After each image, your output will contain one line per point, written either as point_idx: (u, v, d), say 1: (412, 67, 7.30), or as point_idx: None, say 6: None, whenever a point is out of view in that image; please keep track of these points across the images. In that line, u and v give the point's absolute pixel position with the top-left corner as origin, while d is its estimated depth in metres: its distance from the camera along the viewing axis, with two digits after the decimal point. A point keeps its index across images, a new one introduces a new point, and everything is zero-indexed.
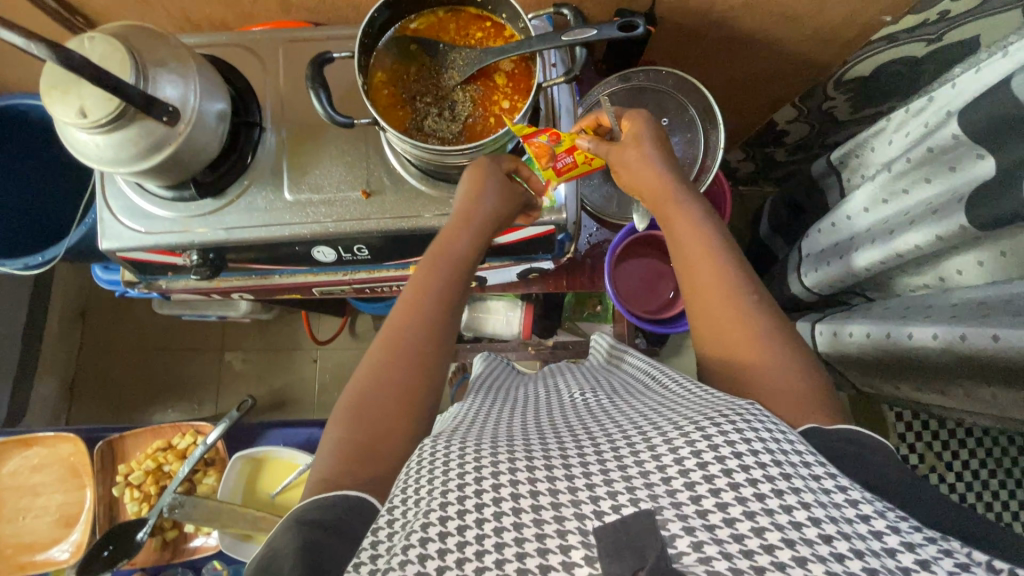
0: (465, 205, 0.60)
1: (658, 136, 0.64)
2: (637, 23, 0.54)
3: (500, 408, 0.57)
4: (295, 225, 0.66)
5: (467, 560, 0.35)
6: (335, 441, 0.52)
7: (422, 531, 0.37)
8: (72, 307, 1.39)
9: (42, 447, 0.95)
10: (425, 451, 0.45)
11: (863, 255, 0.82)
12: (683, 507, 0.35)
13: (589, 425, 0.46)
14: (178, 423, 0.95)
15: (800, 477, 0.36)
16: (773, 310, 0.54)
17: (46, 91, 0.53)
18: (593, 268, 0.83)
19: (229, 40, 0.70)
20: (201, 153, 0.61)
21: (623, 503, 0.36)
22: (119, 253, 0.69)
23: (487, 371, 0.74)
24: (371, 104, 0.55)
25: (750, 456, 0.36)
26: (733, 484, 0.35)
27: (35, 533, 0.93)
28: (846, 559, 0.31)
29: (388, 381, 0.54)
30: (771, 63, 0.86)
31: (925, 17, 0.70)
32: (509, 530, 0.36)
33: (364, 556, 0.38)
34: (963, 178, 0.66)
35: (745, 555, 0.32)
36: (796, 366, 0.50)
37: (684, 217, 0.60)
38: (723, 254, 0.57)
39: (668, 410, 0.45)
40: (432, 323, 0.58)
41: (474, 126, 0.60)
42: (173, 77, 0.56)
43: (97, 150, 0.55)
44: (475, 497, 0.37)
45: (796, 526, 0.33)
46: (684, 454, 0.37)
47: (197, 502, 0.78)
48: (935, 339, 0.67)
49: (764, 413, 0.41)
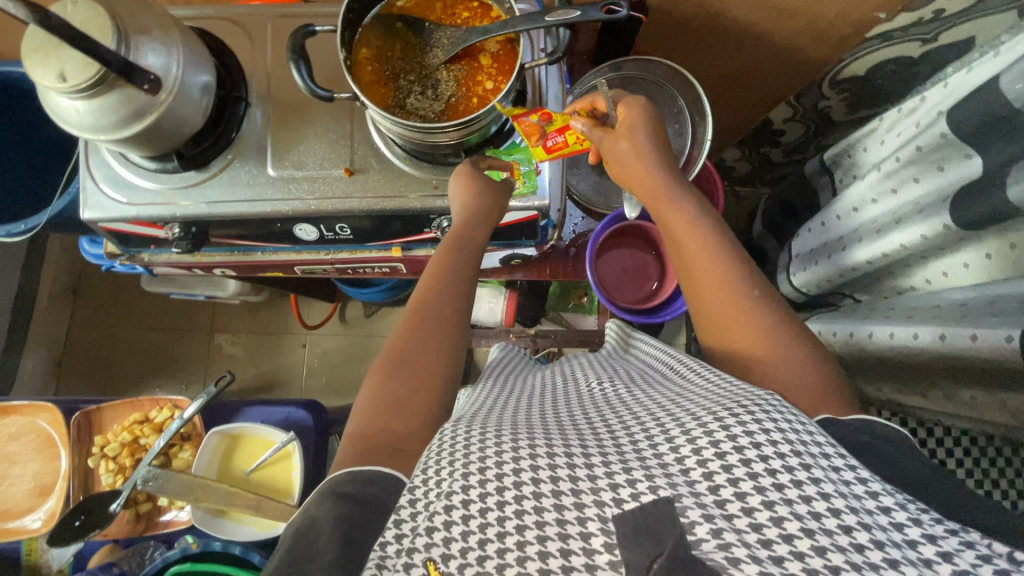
0: (459, 205, 0.62)
1: (653, 124, 0.64)
2: (620, 5, 0.54)
3: (513, 394, 0.57)
4: (277, 201, 0.66)
5: (489, 541, 0.35)
6: (355, 427, 0.51)
7: (445, 513, 0.37)
8: (63, 283, 1.39)
9: (20, 416, 0.95)
10: (445, 434, 0.44)
11: (854, 254, 0.81)
12: (702, 496, 0.34)
13: (606, 415, 0.46)
14: (156, 397, 0.95)
15: (819, 466, 0.34)
16: (775, 303, 0.52)
17: (27, 54, 0.53)
18: (576, 257, 0.83)
19: (214, 13, 0.69)
20: (183, 124, 0.60)
21: (642, 491, 0.35)
22: (101, 224, 0.68)
23: (504, 355, 0.75)
24: (352, 79, 0.55)
25: (768, 445, 0.35)
26: (752, 473, 0.34)
27: (13, 503, 0.93)
28: (867, 551, 0.30)
29: (408, 373, 0.54)
30: (765, 59, 0.86)
31: (922, 14, 0.69)
32: (530, 513, 0.36)
33: (387, 535, 0.39)
34: (949, 177, 0.65)
35: (763, 545, 0.31)
36: (797, 357, 0.49)
37: (679, 206, 0.59)
38: (721, 244, 0.56)
39: (684, 399, 0.44)
40: (445, 312, 0.58)
41: (457, 105, 0.60)
42: (157, 46, 0.56)
43: (77, 117, 0.55)
44: (496, 481, 0.38)
45: (815, 516, 0.32)
46: (702, 444, 0.36)
47: (171, 476, 0.78)
48: (916, 339, 0.67)
49: (785, 404, 0.39)
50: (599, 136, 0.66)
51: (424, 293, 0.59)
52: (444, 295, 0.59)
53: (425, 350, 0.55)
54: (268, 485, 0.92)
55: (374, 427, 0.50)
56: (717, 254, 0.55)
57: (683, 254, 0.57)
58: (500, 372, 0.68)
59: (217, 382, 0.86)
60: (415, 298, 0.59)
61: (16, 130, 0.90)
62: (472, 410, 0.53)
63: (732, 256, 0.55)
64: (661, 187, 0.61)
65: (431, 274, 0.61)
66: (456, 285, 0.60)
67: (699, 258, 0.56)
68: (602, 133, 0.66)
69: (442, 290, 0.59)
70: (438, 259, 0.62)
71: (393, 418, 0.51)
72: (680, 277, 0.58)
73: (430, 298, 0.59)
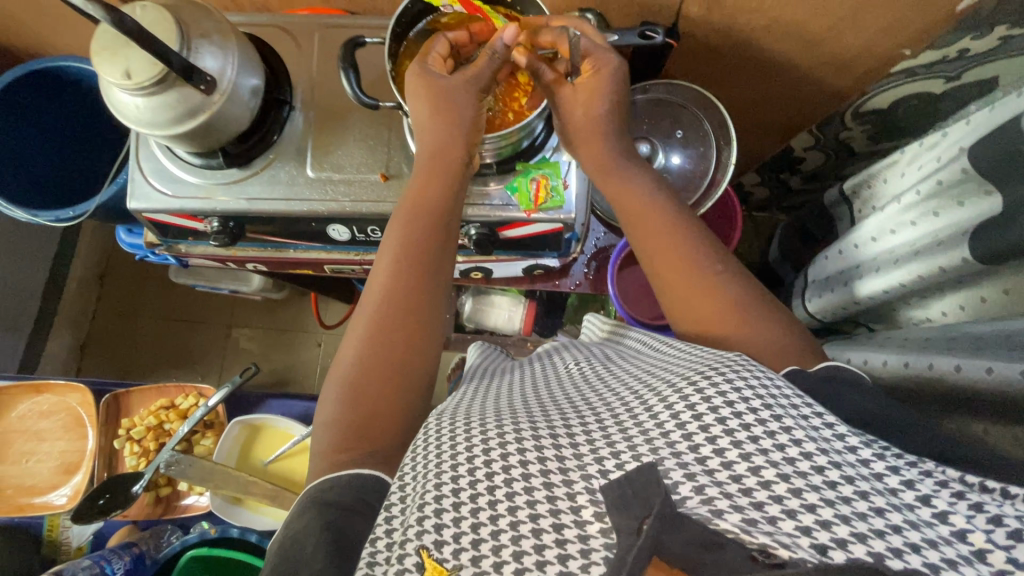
0: (430, 123, 0.61)
1: (617, 88, 0.62)
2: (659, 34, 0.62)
3: (488, 391, 0.63)
4: (314, 201, 0.69)
5: (481, 524, 0.40)
6: (333, 430, 0.53)
7: (435, 502, 0.41)
8: (92, 270, 1.43)
9: (52, 395, 0.98)
10: (430, 428, 0.50)
11: (869, 284, 0.82)
12: (684, 457, 0.39)
13: (589, 399, 0.52)
14: (182, 384, 0.98)
15: (791, 415, 0.40)
16: (739, 279, 0.57)
17: (95, 52, 0.56)
18: (597, 272, 0.85)
19: (268, 21, 0.73)
20: (232, 124, 0.64)
21: (626, 460, 0.40)
22: (145, 214, 0.72)
23: (482, 360, 0.78)
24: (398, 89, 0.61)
25: (741, 403, 0.40)
26: (728, 430, 0.39)
27: (38, 478, 0.96)
28: (839, 486, 0.34)
29: (393, 306, 0.57)
30: (790, 89, 0.88)
31: (946, 52, 0.71)
32: (520, 495, 0.41)
33: (380, 530, 0.43)
34: (968, 212, 0.67)
35: (744, 493, 0.36)
36: (766, 330, 0.53)
37: (638, 185, 0.63)
38: (684, 227, 0.60)
39: (660, 372, 0.50)
40: (423, 265, 0.59)
41: (494, 119, 0.67)
42: (214, 49, 0.60)
43: (136, 112, 0.59)
44: (484, 469, 0.43)
45: (789, 461, 0.36)
46: (681, 410, 0.42)
47: (193, 462, 0.80)
48: (931, 369, 0.67)
49: (754, 363, 0.46)
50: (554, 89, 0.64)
51: (401, 243, 0.60)
52: (425, 221, 0.61)
53: (409, 284, 0.58)
54: (286, 477, 0.93)
55: (370, 388, 0.55)
56: (677, 234, 0.59)
57: (642, 235, 0.61)
58: (479, 376, 0.71)
59: (241, 373, 0.88)
60: (396, 227, 0.60)
61: (82, 131, 0.92)
62: (447, 407, 0.58)
63: (696, 239, 0.59)
64: (612, 167, 0.63)
65: (407, 217, 0.61)
66: (432, 232, 0.61)
67: (661, 238, 0.59)
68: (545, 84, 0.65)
69: (422, 219, 0.61)
70: (412, 202, 0.61)
71: (383, 374, 0.55)
72: (637, 249, 0.61)
73: (412, 225, 0.61)
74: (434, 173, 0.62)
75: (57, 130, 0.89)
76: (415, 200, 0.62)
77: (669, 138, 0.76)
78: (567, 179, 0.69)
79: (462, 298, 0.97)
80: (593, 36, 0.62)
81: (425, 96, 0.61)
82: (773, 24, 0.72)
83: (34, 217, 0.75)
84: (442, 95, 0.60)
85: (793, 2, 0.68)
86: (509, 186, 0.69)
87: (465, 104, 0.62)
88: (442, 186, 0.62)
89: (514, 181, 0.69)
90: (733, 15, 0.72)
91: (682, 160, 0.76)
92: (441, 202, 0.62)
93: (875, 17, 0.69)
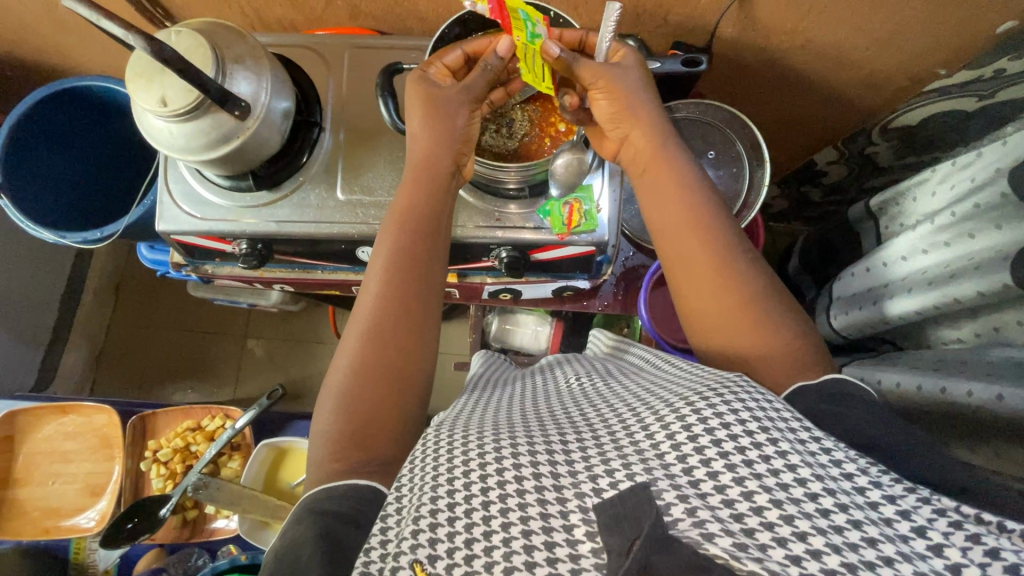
0: (423, 129, 0.61)
1: (646, 85, 0.62)
2: (700, 59, 0.65)
3: (488, 403, 0.62)
4: (343, 224, 0.68)
5: (475, 540, 0.38)
6: (327, 445, 0.52)
7: (431, 517, 0.40)
8: (108, 281, 1.43)
9: (77, 416, 0.99)
10: (429, 439, 0.49)
11: (901, 305, 0.81)
12: (678, 479, 0.39)
13: (587, 414, 0.52)
14: (208, 405, 0.99)
15: (786, 438, 0.40)
16: (767, 292, 0.55)
17: (131, 78, 0.56)
18: (625, 294, 0.84)
19: (296, 41, 0.72)
20: (264, 146, 0.63)
21: (620, 479, 0.40)
22: (174, 236, 0.71)
23: (484, 370, 0.79)
24: (418, 95, 0.61)
25: (737, 425, 0.40)
26: (722, 452, 0.39)
27: (63, 501, 0.96)
28: (831, 514, 0.35)
29: (388, 314, 0.57)
30: (818, 106, 0.88)
31: (982, 72, 0.70)
32: (514, 510, 0.39)
33: (374, 541, 0.42)
34: (1006, 238, 0.66)
35: (736, 519, 0.35)
36: (781, 340, 0.53)
37: (678, 174, 0.60)
38: (714, 221, 0.58)
39: (658, 391, 0.51)
40: (412, 275, 0.59)
41: (530, 144, 0.68)
42: (249, 74, 0.59)
43: (170, 137, 0.58)
44: (479, 482, 0.41)
45: (783, 487, 0.36)
46: (676, 430, 0.42)
47: (222, 485, 0.82)
48: (970, 397, 0.65)
49: (753, 384, 0.46)
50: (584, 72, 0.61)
51: (390, 252, 0.60)
52: (414, 226, 0.61)
53: (403, 291, 0.58)
54: None
55: (366, 398, 0.54)
56: (704, 226, 0.58)
57: (660, 231, 0.60)
58: (479, 388, 0.70)
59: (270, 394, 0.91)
60: (385, 236, 0.60)
61: (110, 154, 0.93)
62: (449, 418, 0.57)
63: (723, 237, 0.57)
64: (662, 156, 0.61)
65: (395, 228, 0.61)
66: (421, 241, 0.60)
67: (692, 236, 0.58)
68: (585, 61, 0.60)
69: (413, 224, 0.61)
70: (401, 213, 0.61)
71: (378, 382, 0.55)
72: (664, 248, 0.60)
73: (401, 231, 0.61)
74: (423, 182, 0.62)
75: (87, 151, 0.90)
76: (404, 206, 0.62)
77: (701, 155, 0.75)
78: (600, 203, 0.69)
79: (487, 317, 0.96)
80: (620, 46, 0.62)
81: (421, 106, 0.61)
82: (807, 45, 0.72)
83: (62, 238, 0.75)
84: (439, 105, 0.61)
85: (831, 22, 0.67)
86: (541, 209, 0.68)
87: (460, 114, 0.62)
88: (430, 192, 0.62)
89: (546, 205, 0.68)
90: (767, 36, 0.71)
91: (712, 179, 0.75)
92: (429, 206, 0.62)
93: (913, 36, 0.68)
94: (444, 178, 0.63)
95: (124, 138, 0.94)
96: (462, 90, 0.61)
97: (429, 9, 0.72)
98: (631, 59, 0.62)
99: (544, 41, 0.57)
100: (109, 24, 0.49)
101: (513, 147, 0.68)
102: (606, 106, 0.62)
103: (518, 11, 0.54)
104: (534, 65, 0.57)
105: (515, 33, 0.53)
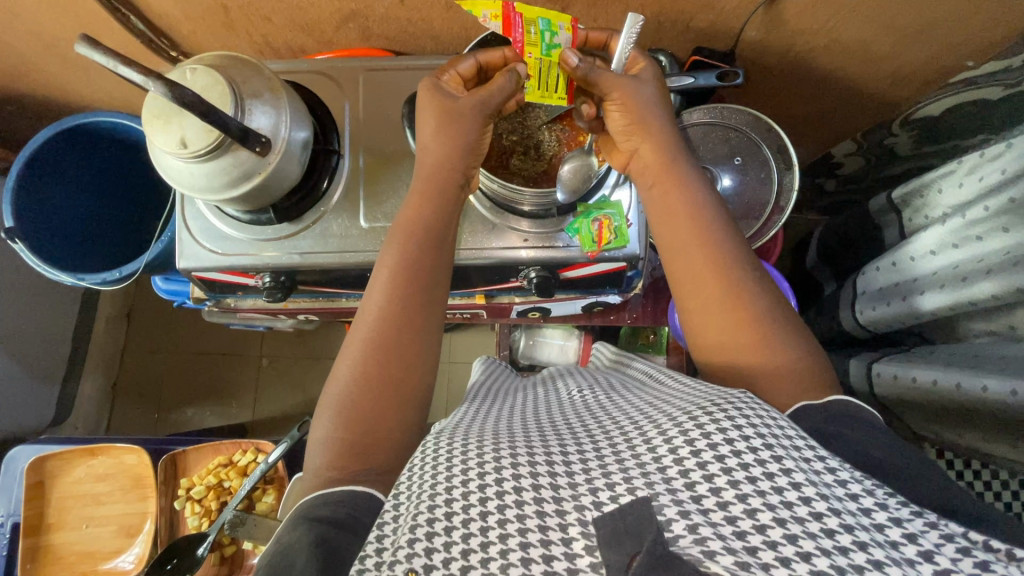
0: (435, 140, 0.60)
1: (659, 97, 0.60)
2: (737, 73, 0.64)
3: (492, 412, 0.60)
4: (368, 252, 0.67)
5: (472, 551, 0.37)
6: (327, 450, 0.51)
7: (428, 524, 0.39)
8: (118, 309, 1.43)
9: (106, 457, 1.00)
10: (429, 446, 0.48)
11: (933, 300, 0.74)
12: (679, 494, 0.37)
13: (590, 424, 0.50)
14: (239, 440, 0.98)
15: (791, 456, 0.38)
16: (785, 304, 0.55)
17: (148, 120, 0.54)
18: (654, 310, 0.84)
19: (308, 67, 0.71)
20: (284, 181, 0.61)
21: (621, 493, 0.38)
22: (195, 273, 0.70)
23: (485, 379, 0.78)
24: (428, 109, 0.59)
25: (741, 442, 0.39)
26: (725, 468, 0.38)
27: (100, 544, 0.98)
28: (837, 535, 0.33)
29: (391, 330, 0.56)
30: (836, 102, 0.86)
31: (1011, 61, 0.68)
32: (512, 521, 0.38)
33: (369, 549, 0.40)
34: (1014, 239, 0.63)
35: (738, 537, 0.34)
36: (808, 353, 0.53)
37: (684, 187, 0.59)
38: (716, 232, 0.57)
39: (662, 404, 0.49)
40: (417, 289, 0.58)
41: (557, 164, 0.67)
42: (267, 108, 0.57)
43: (189, 178, 0.56)
44: (478, 492, 0.40)
45: (787, 505, 0.35)
46: (678, 444, 0.40)
47: (259, 522, 0.86)
48: (1014, 396, 0.60)
49: (757, 401, 0.43)
50: (599, 87, 0.58)
51: (393, 260, 0.58)
52: (418, 240, 0.59)
53: (405, 309, 0.56)
54: None
55: (362, 411, 0.53)
56: (707, 238, 0.57)
57: (665, 241, 0.59)
58: (482, 397, 0.69)
59: (300, 426, 0.93)
60: (393, 244, 0.59)
61: (122, 188, 0.93)
62: (450, 425, 0.56)
63: (729, 250, 0.56)
64: (673, 170, 0.59)
65: (403, 237, 0.59)
66: (426, 253, 0.59)
67: (694, 247, 0.57)
68: (603, 72, 0.57)
69: (417, 237, 0.59)
70: (407, 222, 0.60)
71: (385, 400, 0.54)
72: (667, 256, 0.59)
73: (406, 242, 0.59)
74: (426, 193, 0.61)
75: (100, 184, 0.90)
76: (409, 218, 0.60)
77: (724, 161, 0.74)
78: (630, 218, 0.67)
79: (514, 334, 1.00)
80: (634, 64, 0.60)
81: (433, 115, 0.59)
82: (831, 43, 0.70)
83: (83, 281, 0.76)
84: (451, 116, 0.59)
85: (857, 22, 0.66)
86: (569, 227, 0.67)
87: (472, 127, 0.59)
88: (436, 204, 0.61)
89: (574, 223, 0.67)
90: (792, 34, 0.69)
91: (737, 184, 0.74)
92: (433, 216, 0.61)
93: (939, 33, 0.67)
94: (451, 189, 0.61)
95: (137, 173, 0.94)
96: (478, 102, 0.58)
97: (444, 28, 0.71)
98: (648, 71, 0.60)
99: (562, 50, 0.56)
100: (127, 71, 0.47)
101: (539, 167, 0.67)
102: (620, 119, 0.60)
103: (535, 20, 0.54)
104: (551, 75, 0.58)
105: (527, 49, 0.54)
